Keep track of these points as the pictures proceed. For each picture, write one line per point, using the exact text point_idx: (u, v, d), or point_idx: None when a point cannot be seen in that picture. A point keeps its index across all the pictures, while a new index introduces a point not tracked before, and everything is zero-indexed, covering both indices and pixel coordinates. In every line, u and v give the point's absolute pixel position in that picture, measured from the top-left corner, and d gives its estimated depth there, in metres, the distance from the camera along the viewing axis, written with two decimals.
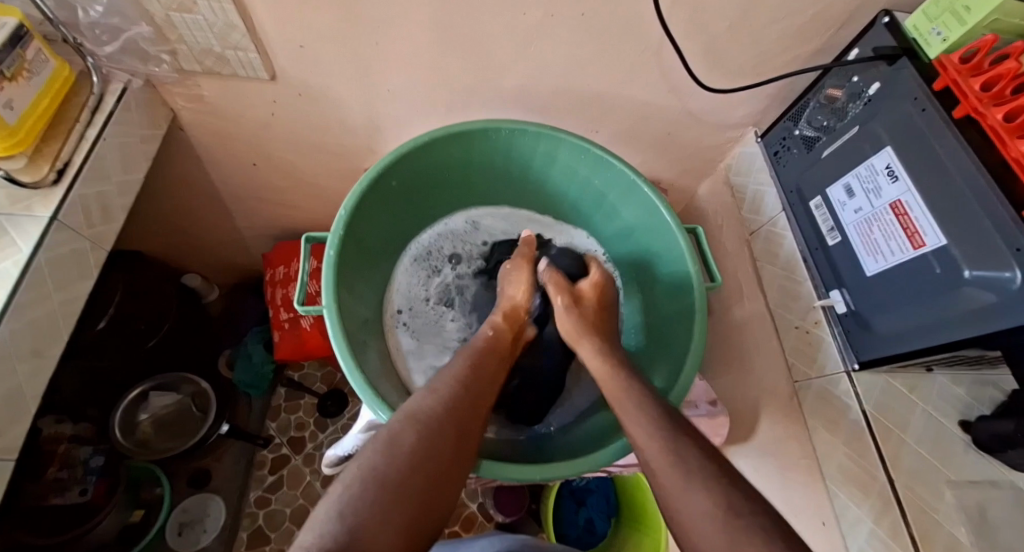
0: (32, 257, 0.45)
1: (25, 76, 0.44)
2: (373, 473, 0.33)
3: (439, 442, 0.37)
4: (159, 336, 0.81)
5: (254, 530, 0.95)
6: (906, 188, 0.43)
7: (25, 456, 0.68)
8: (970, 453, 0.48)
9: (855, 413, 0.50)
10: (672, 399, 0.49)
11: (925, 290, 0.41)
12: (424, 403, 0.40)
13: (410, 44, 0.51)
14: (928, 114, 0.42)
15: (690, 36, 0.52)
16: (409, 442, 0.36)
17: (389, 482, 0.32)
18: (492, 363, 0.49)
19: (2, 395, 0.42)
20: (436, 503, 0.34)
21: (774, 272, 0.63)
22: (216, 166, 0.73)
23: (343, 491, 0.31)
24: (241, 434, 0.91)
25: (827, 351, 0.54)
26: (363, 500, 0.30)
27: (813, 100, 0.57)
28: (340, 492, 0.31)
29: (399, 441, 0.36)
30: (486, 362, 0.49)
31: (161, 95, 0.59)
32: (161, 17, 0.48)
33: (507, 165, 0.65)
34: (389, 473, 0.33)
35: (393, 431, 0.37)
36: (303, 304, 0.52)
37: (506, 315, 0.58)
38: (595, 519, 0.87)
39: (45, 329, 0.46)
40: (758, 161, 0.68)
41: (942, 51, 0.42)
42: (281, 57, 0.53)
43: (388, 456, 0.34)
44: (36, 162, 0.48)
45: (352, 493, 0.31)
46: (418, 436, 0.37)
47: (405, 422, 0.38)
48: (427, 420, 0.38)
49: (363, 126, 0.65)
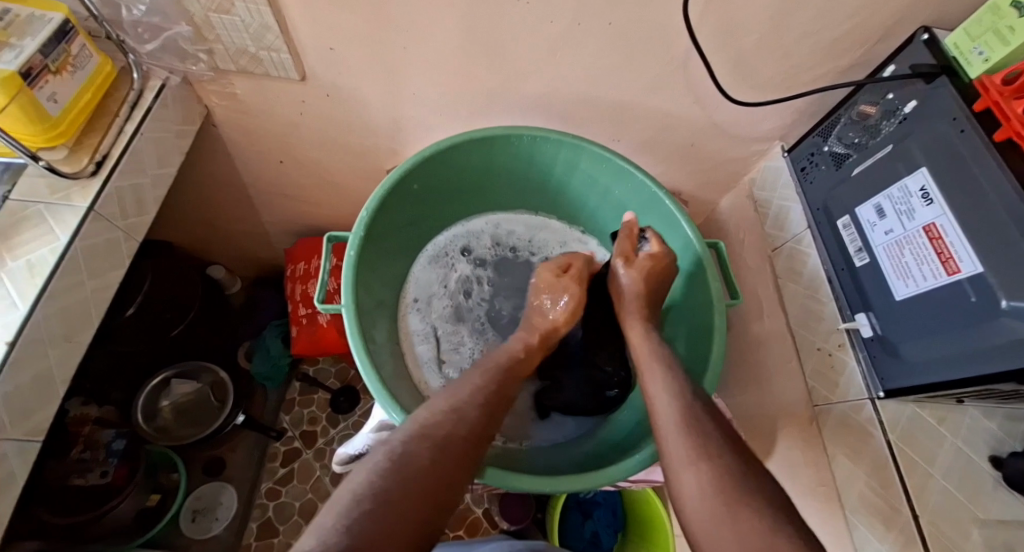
0: (68, 245, 0.47)
1: (69, 70, 0.46)
2: (378, 490, 0.33)
3: (445, 452, 0.37)
4: (183, 325, 0.83)
5: (264, 520, 0.96)
6: (941, 211, 0.42)
7: (51, 436, 0.71)
8: (1000, 490, 0.46)
9: (878, 442, 0.48)
10: (707, 387, 0.49)
11: (959, 318, 0.39)
12: (435, 414, 0.40)
13: (438, 48, 0.52)
14: (967, 137, 0.40)
15: (719, 48, 0.52)
16: (412, 455, 0.36)
17: (392, 496, 0.33)
18: (509, 379, 0.48)
19: (32, 377, 0.43)
20: (438, 511, 0.34)
21: (797, 290, 0.61)
22: (245, 162, 0.75)
23: (345, 504, 0.32)
24: (255, 425, 0.94)
25: (850, 375, 0.52)
26: (367, 518, 0.31)
27: (845, 117, 0.56)
28: (344, 501, 0.32)
29: (407, 456, 0.36)
30: (504, 382, 0.48)
31: (197, 92, 0.61)
32: (200, 17, 0.50)
33: (528, 172, 0.65)
34: (389, 487, 0.33)
35: (401, 445, 0.37)
36: (321, 302, 0.52)
37: (543, 336, 0.57)
38: (601, 533, 0.86)
39: (77, 316, 0.48)
40: (784, 176, 0.66)
41: (984, 71, 0.41)
42: (313, 59, 0.54)
43: (390, 469, 0.34)
44: (77, 153, 0.50)
45: (354, 508, 0.31)
46: (425, 447, 0.37)
47: (412, 436, 0.38)
48: (433, 434, 0.38)
49: (387, 128, 0.66)
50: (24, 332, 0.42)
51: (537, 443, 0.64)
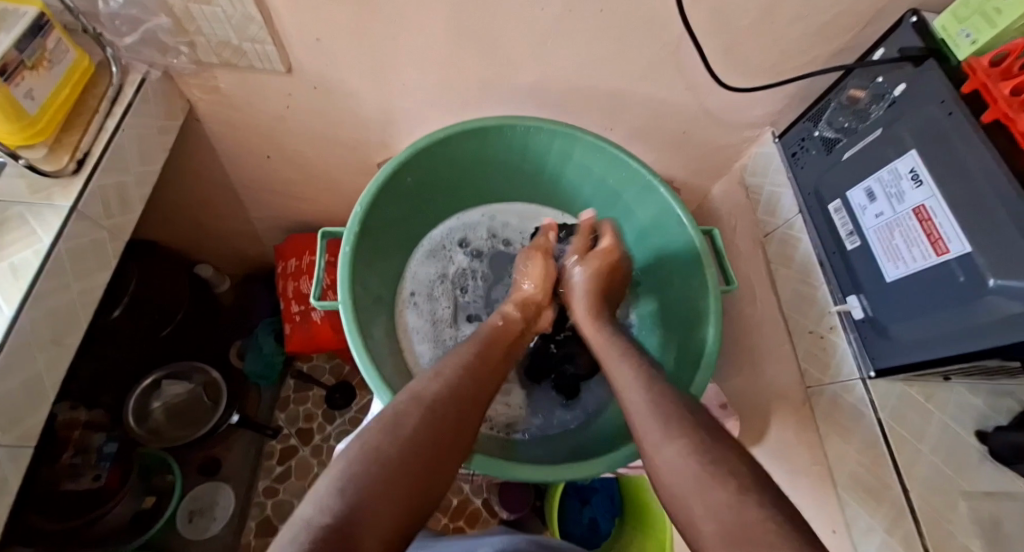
0: (52, 246, 0.45)
1: (45, 66, 0.44)
2: (377, 454, 0.34)
3: (437, 417, 0.38)
4: (172, 325, 0.82)
5: (263, 518, 0.96)
6: (930, 193, 0.42)
7: (43, 442, 0.70)
8: (985, 464, 0.48)
9: (869, 421, 0.49)
10: (693, 389, 0.49)
11: (948, 299, 0.40)
12: (430, 383, 0.41)
13: (428, 38, 0.51)
14: (954, 119, 0.40)
15: (711, 34, 0.51)
16: (411, 422, 0.37)
17: (390, 465, 0.33)
18: (494, 348, 0.49)
19: (21, 381, 0.42)
20: (434, 480, 0.35)
21: (790, 275, 0.62)
22: (231, 158, 0.73)
23: (343, 469, 0.33)
24: (250, 424, 0.92)
25: (842, 356, 0.53)
26: (364, 480, 0.32)
27: (834, 101, 0.56)
28: (343, 467, 0.33)
29: (403, 420, 0.37)
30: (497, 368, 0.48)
31: (178, 87, 0.60)
32: (180, 8, 0.49)
33: (520, 162, 0.64)
34: (389, 455, 0.34)
35: (395, 409, 0.38)
36: (317, 299, 0.51)
37: (519, 306, 0.57)
38: (599, 518, 0.88)
39: (65, 318, 0.47)
40: (775, 162, 0.67)
41: (971, 53, 0.41)
42: (298, 50, 0.53)
43: (390, 433, 0.35)
44: (56, 152, 0.48)
45: (353, 469, 0.32)
46: (418, 412, 0.38)
47: (409, 402, 0.39)
48: (423, 396, 0.39)
49: (377, 121, 0.65)
50: (11, 336, 0.41)
51: (528, 435, 0.64)
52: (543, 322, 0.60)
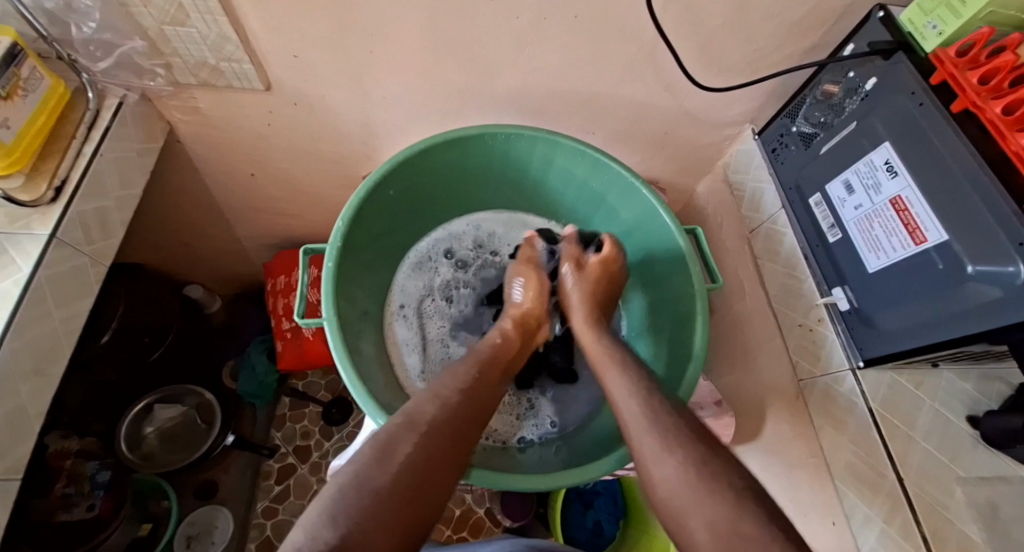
0: (32, 275, 0.45)
1: (20, 94, 0.44)
2: (367, 478, 0.33)
3: (431, 435, 0.38)
4: (163, 348, 0.81)
5: (263, 539, 0.94)
6: (905, 183, 0.43)
7: (32, 472, 0.68)
8: (979, 449, 0.48)
9: (862, 411, 0.49)
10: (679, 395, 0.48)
11: (931, 285, 0.41)
12: (424, 405, 0.41)
13: (405, 52, 0.52)
14: (925, 109, 0.41)
15: (684, 37, 0.52)
16: (405, 448, 0.36)
17: (384, 488, 0.33)
18: (483, 358, 0.49)
19: (4, 414, 0.42)
20: (426, 499, 0.35)
21: (776, 270, 0.62)
22: (214, 176, 0.73)
23: (331, 498, 0.32)
24: (246, 445, 0.91)
25: (831, 348, 0.53)
26: (357, 503, 0.31)
27: (810, 97, 0.57)
28: (332, 494, 0.32)
29: (396, 443, 0.36)
30: (490, 378, 0.48)
31: (158, 109, 0.60)
32: (154, 31, 0.49)
33: (505, 169, 0.64)
34: (378, 474, 0.34)
35: (387, 431, 0.38)
36: (302, 317, 0.50)
37: (515, 323, 0.57)
38: (604, 521, 0.87)
39: (47, 348, 0.46)
40: (756, 158, 0.67)
41: (938, 44, 0.42)
42: (277, 68, 0.53)
43: (381, 457, 0.35)
44: (34, 180, 0.48)
45: (345, 495, 0.32)
46: (409, 435, 0.37)
47: (401, 425, 0.38)
48: (417, 419, 0.39)
49: (360, 134, 0.65)
50: None
51: (522, 440, 0.64)
52: (539, 337, 0.60)
